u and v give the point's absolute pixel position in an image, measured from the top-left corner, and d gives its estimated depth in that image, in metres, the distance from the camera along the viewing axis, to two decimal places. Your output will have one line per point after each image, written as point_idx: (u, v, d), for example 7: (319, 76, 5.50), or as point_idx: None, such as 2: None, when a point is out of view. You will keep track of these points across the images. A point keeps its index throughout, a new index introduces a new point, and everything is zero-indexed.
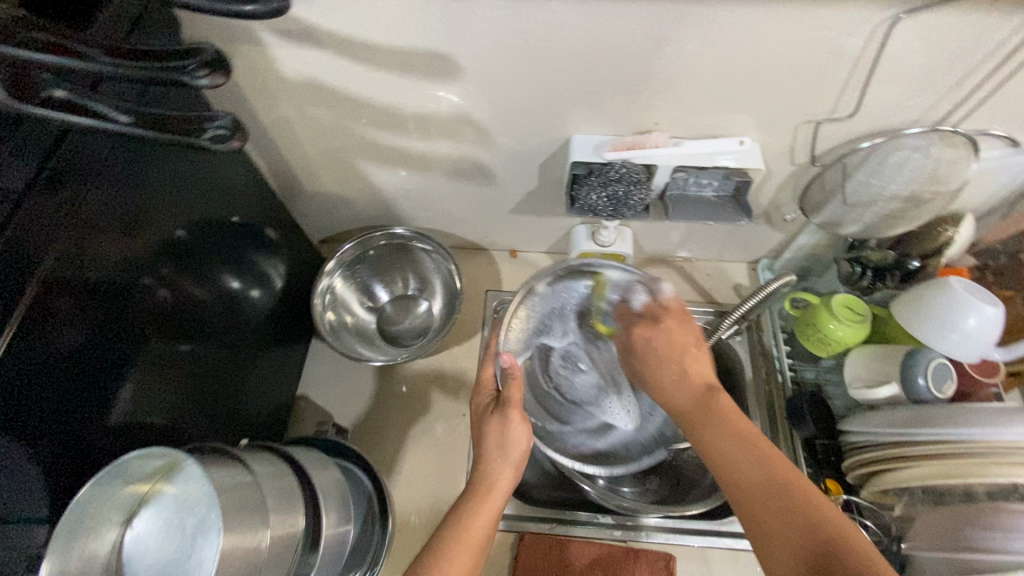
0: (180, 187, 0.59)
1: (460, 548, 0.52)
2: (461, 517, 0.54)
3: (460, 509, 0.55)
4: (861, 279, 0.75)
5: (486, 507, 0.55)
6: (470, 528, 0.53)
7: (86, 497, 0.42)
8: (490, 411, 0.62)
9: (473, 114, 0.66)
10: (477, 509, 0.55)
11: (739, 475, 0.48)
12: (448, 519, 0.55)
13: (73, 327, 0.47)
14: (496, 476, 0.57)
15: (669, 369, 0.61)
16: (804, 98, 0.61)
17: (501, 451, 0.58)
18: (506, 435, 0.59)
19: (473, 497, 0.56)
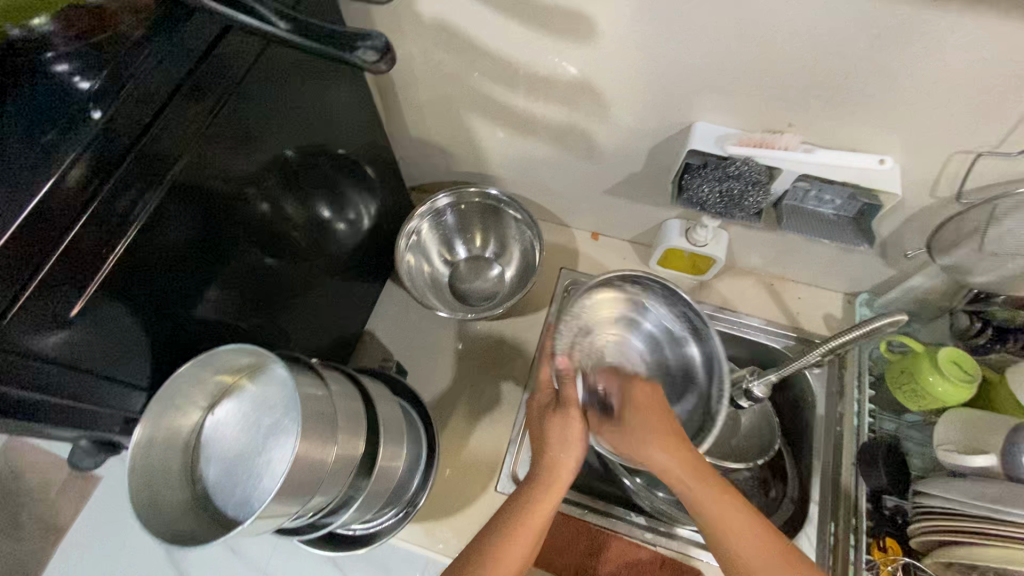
0: (301, 110, 0.60)
1: (521, 530, 0.53)
2: (525, 504, 0.55)
3: (523, 496, 0.55)
4: (978, 335, 0.69)
5: (547, 501, 0.55)
6: (534, 513, 0.54)
7: (185, 376, 0.44)
8: (550, 409, 0.59)
9: (596, 83, 0.64)
10: (544, 502, 0.55)
11: (718, 520, 0.52)
12: (512, 502, 0.56)
13: (186, 223, 0.48)
14: (559, 475, 0.56)
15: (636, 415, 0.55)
16: (969, 124, 0.55)
17: (565, 451, 0.56)
18: (571, 437, 0.56)
19: (535, 490, 0.55)
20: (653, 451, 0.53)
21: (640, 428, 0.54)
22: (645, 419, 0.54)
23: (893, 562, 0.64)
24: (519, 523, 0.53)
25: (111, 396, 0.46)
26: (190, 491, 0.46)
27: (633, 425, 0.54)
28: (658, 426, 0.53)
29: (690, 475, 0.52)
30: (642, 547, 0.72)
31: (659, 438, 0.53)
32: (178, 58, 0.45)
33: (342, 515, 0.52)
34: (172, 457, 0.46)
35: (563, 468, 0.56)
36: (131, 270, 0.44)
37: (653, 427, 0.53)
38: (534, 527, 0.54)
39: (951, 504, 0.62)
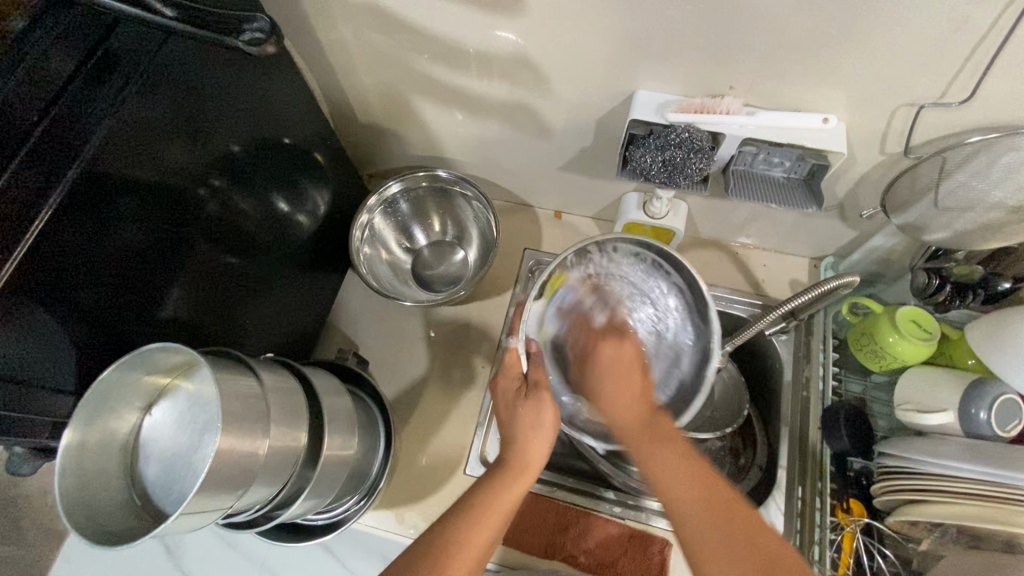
0: (237, 103, 0.60)
1: (490, 514, 0.54)
2: (497, 484, 0.55)
3: (496, 477, 0.56)
4: (937, 294, 0.67)
5: (523, 479, 0.56)
6: (505, 495, 0.55)
7: (114, 379, 0.44)
8: (520, 397, 0.60)
9: (533, 57, 0.62)
10: (513, 483, 0.56)
11: (663, 476, 0.52)
12: (485, 480, 0.56)
13: (127, 226, 0.50)
14: (530, 458, 0.57)
15: (605, 374, 0.58)
16: (909, 76, 0.53)
17: (540, 434, 0.58)
18: (541, 421, 0.58)
19: (508, 472, 0.56)
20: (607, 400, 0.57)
21: (604, 379, 0.58)
22: (610, 353, 0.59)
23: (856, 522, 0.65)
24: (490, 504, 0.54)
25: (40, 403, 0.46)
26: (130, 493, 0.46)
27: (602, 371, 0.59)
28: (619, 377, 0.58)
29: (642, 442, 0.54)
30: (609, 521, 0.73)
31: (618, 385, 0.57)
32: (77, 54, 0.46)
33: (287, 510, 0.53)
34: (110, 459, 0.46)
35: (539, 447, 0.58)
36: (57, 266, 0.44)
37: (620, 408, 0.56)
38: (505, 506, 0.55)
39: (909, 461, 0.61)
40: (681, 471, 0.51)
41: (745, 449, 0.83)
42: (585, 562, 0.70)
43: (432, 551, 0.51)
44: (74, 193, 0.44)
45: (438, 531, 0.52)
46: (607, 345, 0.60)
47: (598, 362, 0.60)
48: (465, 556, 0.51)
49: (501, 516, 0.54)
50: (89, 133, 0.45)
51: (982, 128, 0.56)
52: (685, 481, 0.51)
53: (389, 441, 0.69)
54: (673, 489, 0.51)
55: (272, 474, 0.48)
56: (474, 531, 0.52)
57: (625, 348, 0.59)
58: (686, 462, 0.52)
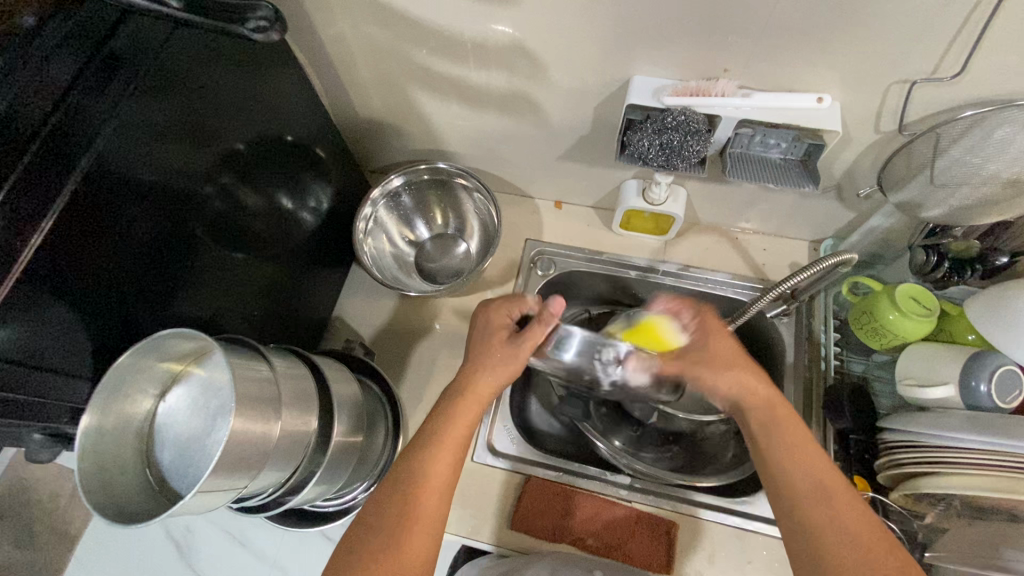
0: (242, 101, 0.61)
1: (441, 450, 0.54)
2: (444, 421, 0.57)
3: (441, 415, 0.58)
4: (935, 270, 0.68)
5: (466, 411, 0.58)
6: (451, 428, 0.56)
7: (128, 365, 0.45)
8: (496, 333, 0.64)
9: (530, 46, 0.63)
10: (461, 409, 0.58)
11: (783, 441, 0.53)
12: (432, 419, 0.58)
13: (137, 221, 0.51)
14: (477, 388, 0.60)
15: (720, 350, 0.63)
16: (899, 52, 0.54)
17: (491, 365, 0.61)
18: (492, 355, 0.62)
19: (456, 401, 0.59)
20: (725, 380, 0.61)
21: (720, 357, 0.62)
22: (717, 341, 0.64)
23: (860, 496, 0.66)
24: (438, 438, 0.55)
25: (56, 388, 0.47)
26: (146, 477, 0.48)
27: (711, 345, 0.64)
28: (730, 352, 0.62)
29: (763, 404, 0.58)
30: (615, 505, 0.73)
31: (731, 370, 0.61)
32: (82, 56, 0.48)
33: (298, 496, 0.54)
34: (126, 444, 0.47)
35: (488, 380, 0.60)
36: (70, 258, 0.45)
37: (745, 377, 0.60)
38: (456, 440, 0.56)
39: (914, 435, 0.61)
40: (800, 437, 0.54)
41: None
42: (593, 544, 0.71)
43: (394, 488, 0.52)
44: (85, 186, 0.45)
45: (398, 471, 0.53)
46: (720, 333, 0.64)
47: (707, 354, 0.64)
48: (425, 485, 0.52)
49: (451, 448, 0.55)
50: (98, 127, 0.47)
51: (975, 103, 0.57)
52: (806, 462, 0.52)
53: (396, 428, 0.70)
54: (791, 452, 0.52)
55: (284, 457, 0.49)
56: (426, 465, 0.53)
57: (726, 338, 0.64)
58: (802, 441, 0.53)
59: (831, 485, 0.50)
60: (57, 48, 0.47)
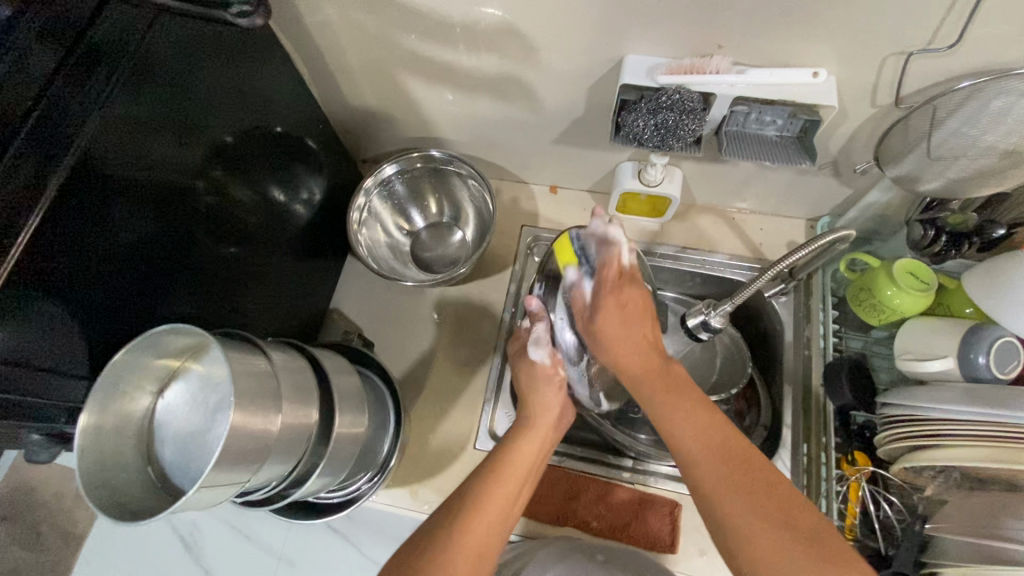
0: (231, 92, 0.60)
1: (498, 487, 0.56)
2: (508, 448, 0.61)
3: (510, 444, 0.61)
4: (933, 245, 0.68)
5: (533, 441, 0.62)
6: (518, 456, 0.60)
7: (125, 363, 0.44)
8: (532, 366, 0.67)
9: (520, 27, 0.62)
10: (525, 441, 0.62)
11: (678, 426, 0.53)
12: (501, 446, 0.61)
13: (128, 217, 0.50)
14: (541, 420, 0.64)
15: (609, 305, 0.59)
16: (895, 23, 0.53)
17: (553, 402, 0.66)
18: (557, 398, 0.66)
19: (511, 440, 0.62)
20: (603, 332, 0.59)
21: (607, 323, 0.59)
22: (625, 295, 0.59)
23: (859, 471, 0.66)
24: (503, 463, 0.59)
25: (54, 389, 0.47)
26: (147, 473, 0.47)
27: (608, 306, 0.59)
28: (621, 320, 0.58)
29: (654, 374, 0.57)
30: (618, 487, 0.74)
31: (625, 330, 0.59)
32: (61, 47, 0.47)
33: (301, 488, 0.54)
34: (126, 441, 0.47)
35: (540, 411, 0.65)
36: (63, 254, 0.45)
37: (626, 352, 0.59)
38: (526, 470, 0.60)
39: (911, 409, 0.61)
40: (636, 345, 0.59)
41: (750, 410, 0.84)
42: (597, 526, 0.72)
43: (458, 508, 0.54)
44: (74, 181, 0.45)
45: (463, 493, 0.56)
46: (612, 310, 0.59)
47: (613, 305, 0.59)
48: (491, 508, 0.55)
49: (516, 478, 0.58)
50: (82, 122, 0.46)
51: (970, 74, 0.56)
52: (696, 422, 0.53)
53: (398, 418, 0.70)
54: (686, 437, 0.52)
55: (285, 450, 0.49)
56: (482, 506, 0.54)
57: (626, 309, 0.59)
58: (679, 398, 0.55)
59: (727, 445, 0.51)
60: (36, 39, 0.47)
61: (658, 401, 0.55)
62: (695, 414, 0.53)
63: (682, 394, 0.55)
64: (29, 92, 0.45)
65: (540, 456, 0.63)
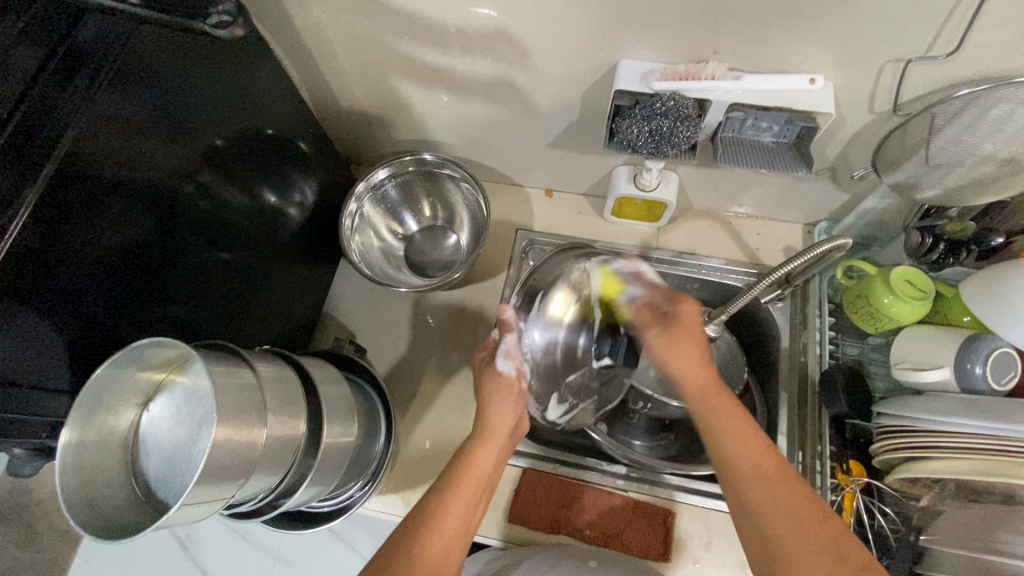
0: (221, 95, 0.59)
1: (462, 485, 0.55)
2: (466, 457, 0.58)
3: (467, 452, 0.59)
4: (931, 252, 0.67)
5: (490, 450, 0.60)
6: (475, 464, 0.58)
7: (107, 378, 0.44)
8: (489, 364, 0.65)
9: (513, 31, 0.61)
10: (485, 447, 0.60)
11: (726, 440, 0.50)
12: (461, 451, 0.59)
13: (117, 224, 0.50)
14: (495, 424, 0.62)
15: (672, 341, 0.58)
16: (894, 30, 0.52)
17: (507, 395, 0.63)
18: (513, 408, 0.63)
19: (474, 441, 0.60)
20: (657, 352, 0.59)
21: (672, 353, 0.58)
22: (676, 346, 0.58)
23: (855, 482, 0.65)
24: (463, 470, 0.57)
25: (38, 404, 0.46)
26: (132, 489, 0.47)
27: (671, 342, 0.58)
28: (677, 353, 0.57)
29: (710, 388, 0.55)
30: (611, 494, 0.73)
31: (677, 355, 0.57)
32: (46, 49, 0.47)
33: (291, 499, 0.53)
34: (111, 456, 0.46)
35: (497, 416, 0.62)
36: (51, 261, 0.44)
37: (683, 359, 0.57)
38: (483, 476, 0.58)
39: (907, 420, 0.61)
40: (694, 361, 0.57)
41: (747, 417, 0.84)
42: (590, 534, 0.71)
43: (413, 526, 0.52)
44: (60, 185, 0.44)
45: (427, 497, 0.55)
46: (666, 343, 0.58)
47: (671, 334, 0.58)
48: (447, 523, 0.52)
49: (473, 484, 0.56)
50: (65, 127, 0.45)
51: (970, 81, 0.55)
52: (739, 436, 0.50)
53: (390, 426, 0.69)
54: (727, 443, 0.50)
55: (272, 463, 0.48)
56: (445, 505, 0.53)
57: (681, 346, 0.58)
58: (737, 424, 0.51)
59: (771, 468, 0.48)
60: (20, 41, 0.47)
61: (715, 419, 0.52)
62: (741, 431, 0.51)
63: (736, 421, 0.52)
64: (10, 97, 0.45)
65: (498, 466, 0.61)
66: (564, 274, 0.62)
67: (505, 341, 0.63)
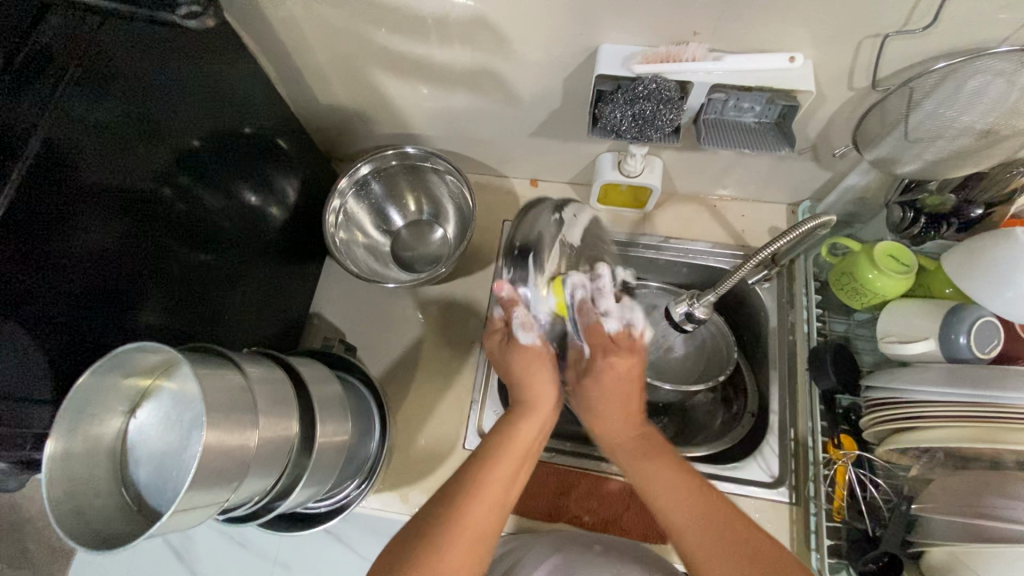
0: (195, 94, 0.58)
1: (504, 456, 0.58)
2: (510, 427, 0.61)
3: (510, 421, 0.62)
4: (913, 227, 0.68)
5: (530, 425, 0.62)
6: (514, 439, 0.59)
7: (92, 385, 0.43)
8: (507, 342, 0.66)
9: (490, 18, 0.61)
10: (526, 420, 0.62)
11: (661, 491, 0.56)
12: (502, 425, 0.61)
13: (92, 229, 0.48)
14: (538, 399, 0.63)
15: (601, 383, 0.64)
16: (871, 6, 0.52)
17: (542, 371, 0.64)
18: (552, 378, 0.65)
19: (518, 412, 0.63)
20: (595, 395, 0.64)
21: (603, 395, 0.64)
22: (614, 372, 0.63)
23: (846, 455, 0.66)
24: (502, 443, 0.59)
25: (19, 415, 0.45)
26: (122, 497, 0.46)
27: (602, 381, 0.64)
28: (616, 392, 0.63)
29: (636, 444, 0.61)
30: (609, 480, 0.74)
31: (611, 394, 0.63)
32: (7, 52, 0.46)
33: (286, 500, 0.53)
34: (97, 466, 0.45)
35: (540, 388, 0.64)
36: (23, 267, 0.43)
37: (610, 407, 0.63)
38: (525, 449, 0.60)
39: (895, 392, 0.62)
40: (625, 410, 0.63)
41: (738, 397, 0.85)
42: (588, 520, 0.71)
43: (455, 492, 0.54)
44: (29, 188, 0.43)
45: (467, 471, 0.56)
46: (602, 388, 0.64)
47: (605, 378, 0.64)
48: (487, 492, 0.54)
49: (513, 457, 0.58)
50: (32, 129, 0.44)
51: (946, 55, 0.56)
52: (673, 487, 0.55)
53: (383, 424, 0.69)
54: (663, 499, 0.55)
55: (264, 465, 0.47)
56: (490, 472, 0.56)
57: (615, 374, 0.63)
58: (677, 482, 0.55)
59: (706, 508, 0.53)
60: None
61: (648, 468, 0.58)
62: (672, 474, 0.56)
63: (661, 456, 0.59)
64: None
65: (541, 438, 0.63)
66: (553, 235, 0.62)
67: (517, 313, 0.64)
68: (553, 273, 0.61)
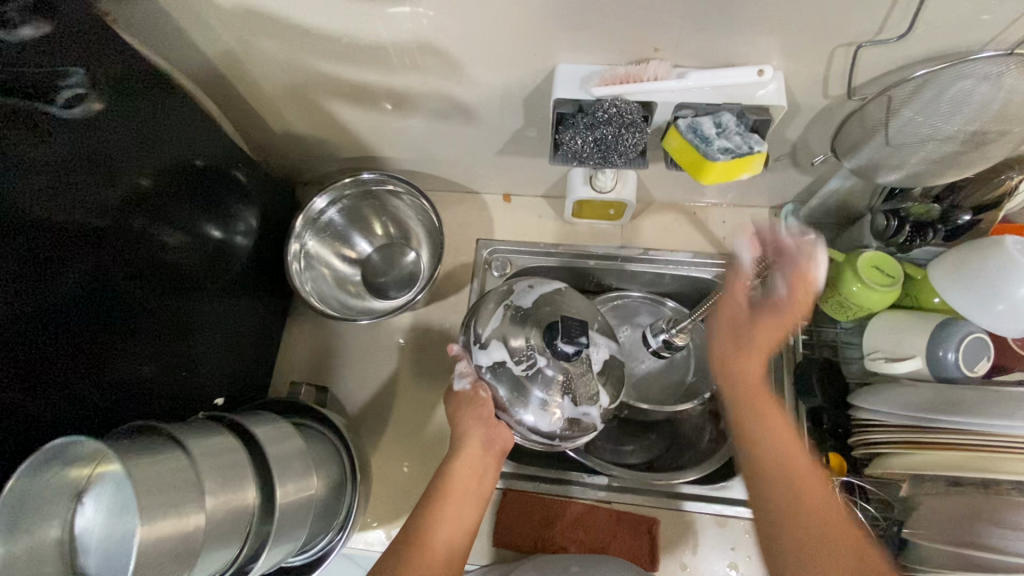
0: (133, 130, 0.54)
1: (434, 513, 0.57)
2: (442, 478, 0.60)
3: (443, 470, 0.61)
4: (898, 236, 0.65)
5: (462, 474, 0.60)
6: (444, 492, 0.59)
7: (22, 486, 0.40)
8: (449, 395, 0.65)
9: (437, 43, 0.57)
10: (456, 466, 0.60)
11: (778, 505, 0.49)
12: (438, 475, 0.61)
13: (26, 291, 0.45)
14: (466, 443, 0.61)
15: (750, 322, 0.57)
16: (841, 16, 0.48)
17: (469, 416, 0.62)
18: (480, 421, 0.62)
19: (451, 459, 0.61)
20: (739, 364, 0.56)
21: (751, 365, 0.55)
22: (760, 335, 0.56)
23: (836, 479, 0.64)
24: (436, 498, 0.58)
25: None
26: None
27: (744, 340, 0.56)
28: (764, 336, 0.56)
29: (775, 435, 0.52)
30: (596, 507, 0.72)
31: (757, 365, 0.55)
32: None
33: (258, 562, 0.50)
34: (42, 562, 0.43)
35: (468, 431, 0.61)
36: None
37: (755, 369, 0.55)
38: (462, 498, 0.59)
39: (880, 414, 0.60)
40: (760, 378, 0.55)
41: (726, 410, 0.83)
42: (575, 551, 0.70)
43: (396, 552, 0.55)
44: None
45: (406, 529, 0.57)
46: (746, 364, 0.55)
47: (756, 324, 0.56)
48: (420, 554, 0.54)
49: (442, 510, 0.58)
50: None
51: (925, 60, 0.52)
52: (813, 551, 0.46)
53: (357, 469, 0.66)
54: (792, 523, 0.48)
55: (218, 544, 0.45)
56: (420, 531, 0.56)
57: (765, 346, 0.56)
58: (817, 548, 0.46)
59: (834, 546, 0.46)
60: None
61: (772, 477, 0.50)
62: (815, 542, 0.46)
63: (791, 452, 0.51)
64: None
65: (482, 480, 0.61)
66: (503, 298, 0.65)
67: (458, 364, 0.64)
68: (494, 326, 0.62)
